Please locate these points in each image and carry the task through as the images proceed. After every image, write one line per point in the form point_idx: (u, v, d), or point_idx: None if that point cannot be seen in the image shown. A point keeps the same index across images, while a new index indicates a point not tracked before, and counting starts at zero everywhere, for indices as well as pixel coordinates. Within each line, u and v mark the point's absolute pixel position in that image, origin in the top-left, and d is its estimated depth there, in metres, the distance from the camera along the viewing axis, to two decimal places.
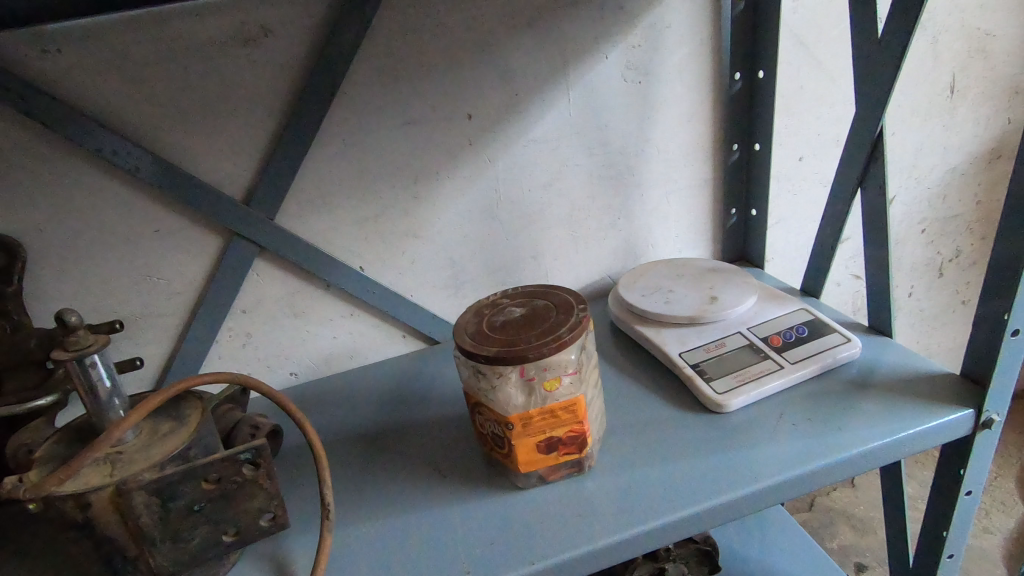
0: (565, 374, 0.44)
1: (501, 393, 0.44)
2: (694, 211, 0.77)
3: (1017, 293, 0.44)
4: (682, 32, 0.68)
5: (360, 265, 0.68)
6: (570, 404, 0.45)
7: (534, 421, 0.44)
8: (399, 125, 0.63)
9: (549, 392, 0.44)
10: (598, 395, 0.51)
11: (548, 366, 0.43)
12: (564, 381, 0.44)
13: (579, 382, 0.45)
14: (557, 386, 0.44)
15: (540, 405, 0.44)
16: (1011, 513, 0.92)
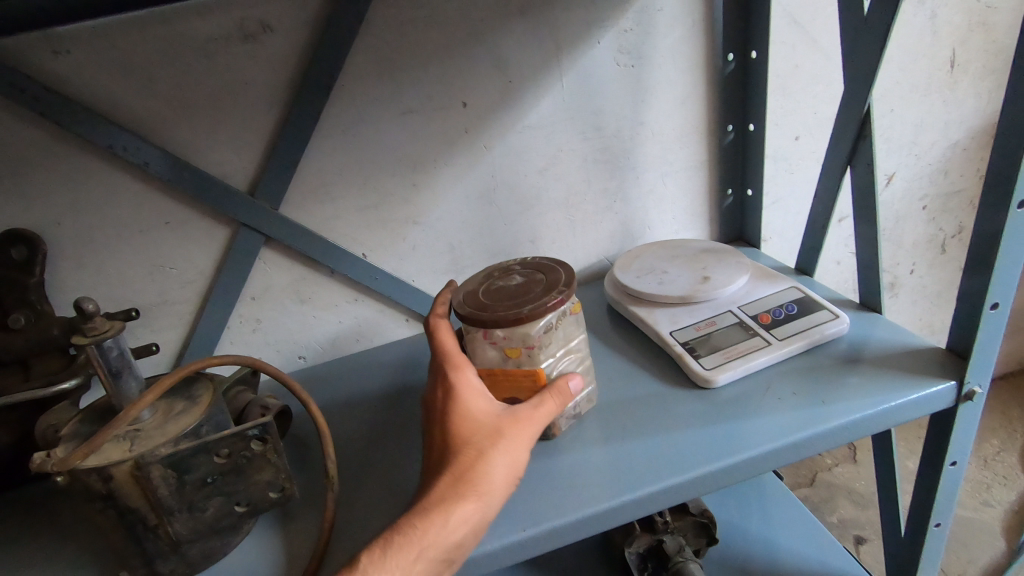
0: (527, 346, 0.45)
1: (474, 348, 0.48)
2: (690, 192, 0.78)
3: (996, 267, 0.45)
4: (674, 14, 0.68)
5: (362, 252, 0.71)
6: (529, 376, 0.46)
7: (498, 379, 0.48)
8: (397, 115, 0.65)
9: (511, 360, 0.46)
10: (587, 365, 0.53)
11: (511, 336, 0.45)
12: (528, 354, 0.46)
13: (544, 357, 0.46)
14: (519, 354, 0.46)
15: (503, 367, 0.47)
16: (1012, 486, 0.92)
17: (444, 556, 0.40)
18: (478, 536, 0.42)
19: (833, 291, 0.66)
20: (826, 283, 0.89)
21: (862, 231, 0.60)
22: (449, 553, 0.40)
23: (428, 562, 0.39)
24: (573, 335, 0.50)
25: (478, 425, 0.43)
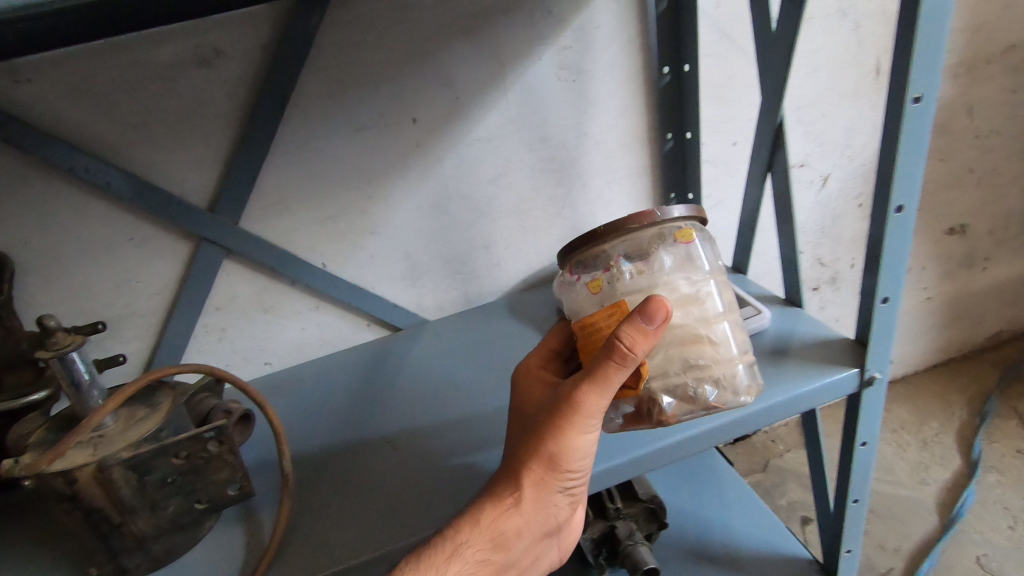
0: (607, 274, 0.40)
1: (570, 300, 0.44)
2: (635, 197, 0.83)
3: (880, 265, 0.50)
4: (610, 30, 0.72)
5: (322, 261, 0.74)
6: (609, 305, 0.40)
7: (588, 331, 0.41)
8: (349, 131, 0.68)
9: (593, 292, 0.41)
10: (729, 328, 0.41)
11: (587, 263, 0.41)
12: (607, 280, 0.40)
13: (626, 280, 0.40)
14: (600, 286, 0.40)
15: (591, 310, 0.41)
16: (948, 465, 0.98)
17: (483, 554, 0.44)
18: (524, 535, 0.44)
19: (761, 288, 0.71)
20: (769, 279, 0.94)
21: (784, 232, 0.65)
22: (495, 549, 0.45)
23: (462, 560, 0.43)
24: (695, 272, 0.41)
25: (523, 426, 0.46)
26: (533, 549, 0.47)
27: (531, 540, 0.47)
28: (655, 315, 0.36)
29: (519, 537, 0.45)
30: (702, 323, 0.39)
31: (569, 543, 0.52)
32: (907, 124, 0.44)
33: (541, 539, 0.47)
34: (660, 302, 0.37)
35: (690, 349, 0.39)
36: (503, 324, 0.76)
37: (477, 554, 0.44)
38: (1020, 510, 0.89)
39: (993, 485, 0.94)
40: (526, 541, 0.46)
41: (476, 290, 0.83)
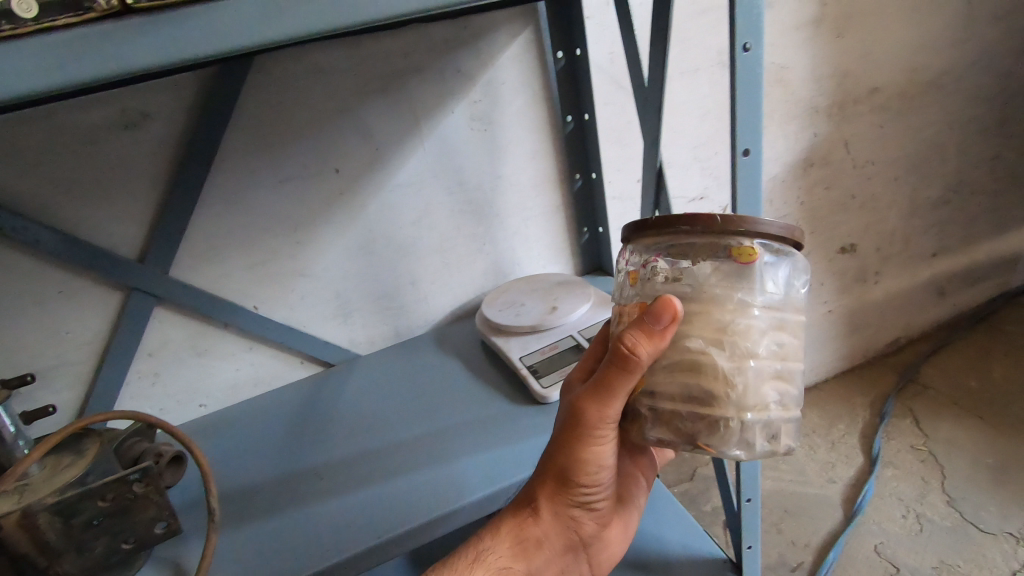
0: (645, 265, 0.40)
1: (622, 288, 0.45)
2: (551, 233, 0.90)
3: None
4: (516, 85, 0.79)
5: (253, 304, 0.78)
6: (632, 304, 0.40)
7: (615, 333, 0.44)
8: (274, 182, 0.73)
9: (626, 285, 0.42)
10: (766, 376, 0.37)
11: (634, 248, 0.42)
12: (640, 275, 0.40)
13: (652, 277, 0.39)
14: (634, 279, 0.41)
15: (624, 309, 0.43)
16: (852, 463, 1.08)
17: (504, 562, 0.53)
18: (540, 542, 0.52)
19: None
20: None
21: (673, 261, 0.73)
22: (517, 556, 0.53)
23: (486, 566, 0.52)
24: (746, 299, 0.37)
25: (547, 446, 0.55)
26: (558, 561, 0.55)
27: (554, 552, 0.55)
28: (662, 314, 0.37)
29: (540, 547, 0.54)
30: (729, 363, 0.36)
31: (600, 560, 0.58)
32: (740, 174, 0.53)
33: (565, 551, 0.55)
34: (667, 303, 0.37)
35: (702, 378, 0.37)
36: (430, 355, 0.81)
37: (499, 562, 0.52)
38: (912, 500, 0.99)
39: (889, 479, 1.04)
40: (548, 552, 0.54)
41: (406, 324, 0.88)
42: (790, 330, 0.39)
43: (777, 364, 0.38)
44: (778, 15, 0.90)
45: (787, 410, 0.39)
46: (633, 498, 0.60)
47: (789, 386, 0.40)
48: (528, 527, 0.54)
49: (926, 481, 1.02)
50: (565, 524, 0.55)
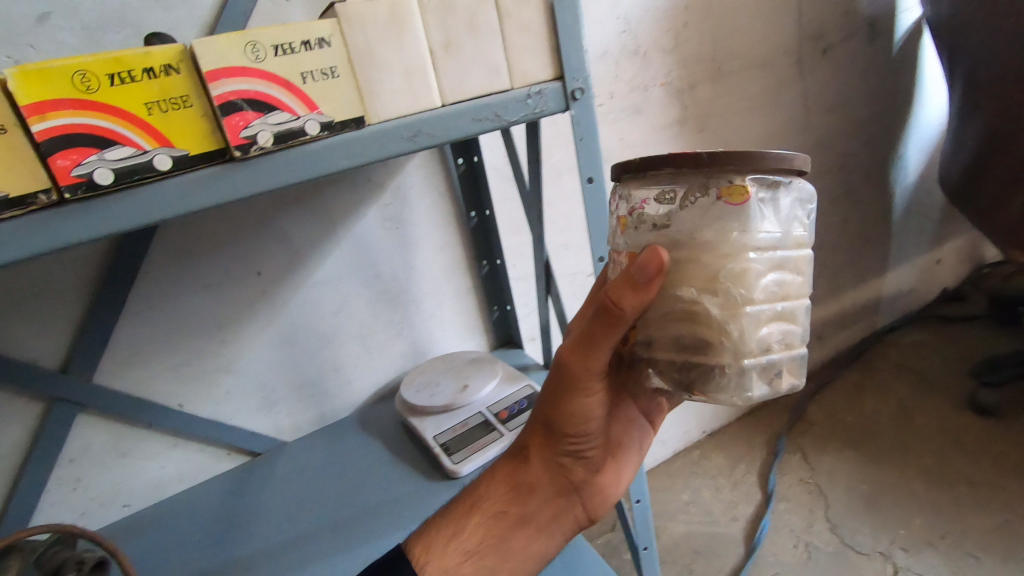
0: (639, 209, 0.44)
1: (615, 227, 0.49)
2: (463, 313, 1.01)
3: None
4: (423, 188, 0.90)
5: (178, 402, 0.82)
6: (626, 253, 0.46)
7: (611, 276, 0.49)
8: (198, 288, 0.79)
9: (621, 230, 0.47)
10: (763, 320, 0.42)
11: (627, 195, 0.46)
12: (634, 219, 0.44)
13: (640, 223, 0.44)
14: (627, 224, 0.46)
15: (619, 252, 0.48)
16: (751, 499, 1.20)
17: (499, 507, 0.61)
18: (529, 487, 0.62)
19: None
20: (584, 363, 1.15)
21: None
22: (512, 500, 0.61)
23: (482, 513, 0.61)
24: (740, 236, 0.40)
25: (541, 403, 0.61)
26: (551, 505, 0.62)
27: (548, 496, 0.62)
28: (646, 268, 0.41)
29: (533, 491, 0.62)
30: (725, 314, 0.41)
31: (597, 507, 0.63)
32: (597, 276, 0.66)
33: (558, 496, 0.62)
34: (653, 255, 0.41)
35: (699, 330, 0.42)
36: (353, 436, 0.87)
37: (494, 506, 0.61)
38: (801, 530, 1.11)
39: (782, 512, 1.16)
40: (541, 496, 0.62)
41: (330, 407, 0.94)
42: (784, 265, 0.43)
43: (776, 305, 0.43)
44: (647, 119, 1.06)
45: (785, 350, 0.45)
46: (633, 444, 0.65)
47: (791, 324, 0.44)
48: (522, 473, 0.63)
49: (813, 511, 1.14)
50: (557, 471, 0.62)
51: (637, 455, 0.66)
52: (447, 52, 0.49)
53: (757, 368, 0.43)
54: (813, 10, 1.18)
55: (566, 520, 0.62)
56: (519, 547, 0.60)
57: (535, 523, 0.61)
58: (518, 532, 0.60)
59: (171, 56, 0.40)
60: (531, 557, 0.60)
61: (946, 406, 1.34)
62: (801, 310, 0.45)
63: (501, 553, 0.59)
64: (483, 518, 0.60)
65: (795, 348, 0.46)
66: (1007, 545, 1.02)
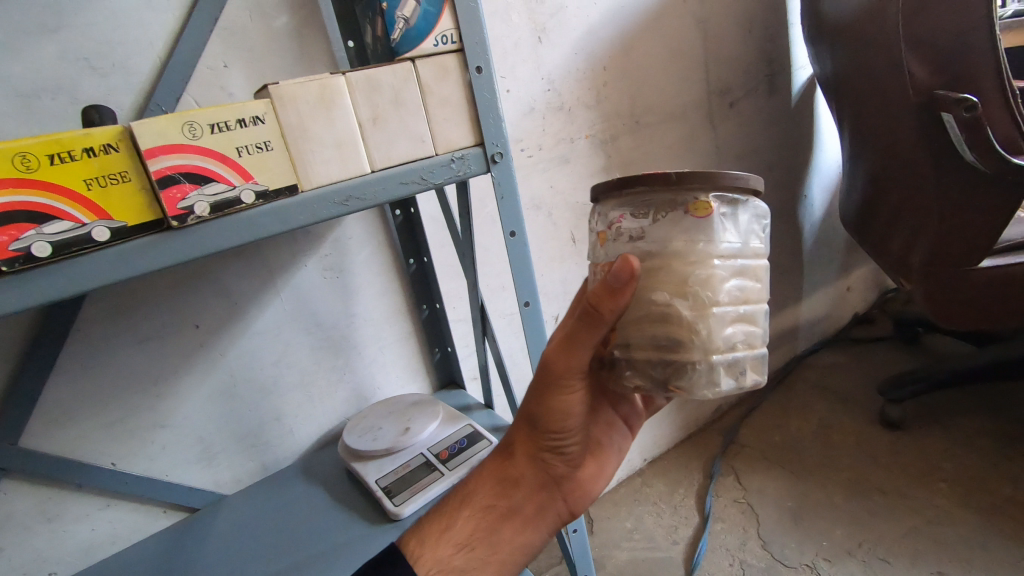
0: (617, 223, 0.50)
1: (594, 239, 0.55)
2: (405, 357, 1.04)
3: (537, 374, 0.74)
4: (362, 238, 0.93)
5: (111, 461, 0.80)
6: (604, 263, 0.52)
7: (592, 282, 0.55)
8: (133, 343, 0.78)
9: (600, 243, 0.53)
10: (728, 320, 0.48)
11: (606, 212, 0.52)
12: (613, 232, 0.51)
13: (619, 236, 0.50)
14: (607, 237, 0.52)
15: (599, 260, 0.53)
16: (690, 523, 1.25)
17: (487, 501, 0.66)
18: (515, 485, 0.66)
19: (497, 419, 0.95)
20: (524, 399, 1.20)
21: (504, 376, 0.92)
22: (500, 495, 0.66)
23: (471, 509, 0.65)
24: (706, 248, 0.46)
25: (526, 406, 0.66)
26: (535, 499, 0.66)
27: (533, 490, 0.66)
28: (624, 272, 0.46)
29: (519, 486, 0.66)
30: (696, 315, 0.46)
31: (578, 501, 0.68)
32: (524, 319, 0.71)
33: (542, 490, 0.67)
34: (626, 262, 0.46)
35: (674, 329, 0.47)
36: (296, 485, 0.87)
37: (483, 500, 0.65)
38: (735, 548, 1.17)
39: (718, 532, 1.22)
40: (527, 491, 0.66)
41: (272, 457, 0.94)
42: (744, 271, 0.49)
43: (739, 307, 0.49)
44: (574, 167, 1.14)
45: (748, 350, 0.51)
46: (609, 444, 0.71)
47: (751, 325, 0.51)
48: (508, 468, 0.67)
49: (746, 530, 1.21)
50: (541, 466, 0.67)
51: (613, 450, 0.71)
52: (375, 124, 0.54)
53: (726, 366, 0.49)
54: (719, 70, 1.31)
55: (550, 514, 0.67)
56: (506, 540, 0.64)
57: (522, 516, 0.66)
58: (506, 525, 0.65)
59: (111, 136, 0.43)
60: (518, 549, 0.64)
61: (860, 422, 1.46)
62: (759, 313, 0.52)
63: (491, 545, 0.63)
64: (473, 512, 0.65)
65: (756, 347, 0.52)
66: (915, 548, 1.11)
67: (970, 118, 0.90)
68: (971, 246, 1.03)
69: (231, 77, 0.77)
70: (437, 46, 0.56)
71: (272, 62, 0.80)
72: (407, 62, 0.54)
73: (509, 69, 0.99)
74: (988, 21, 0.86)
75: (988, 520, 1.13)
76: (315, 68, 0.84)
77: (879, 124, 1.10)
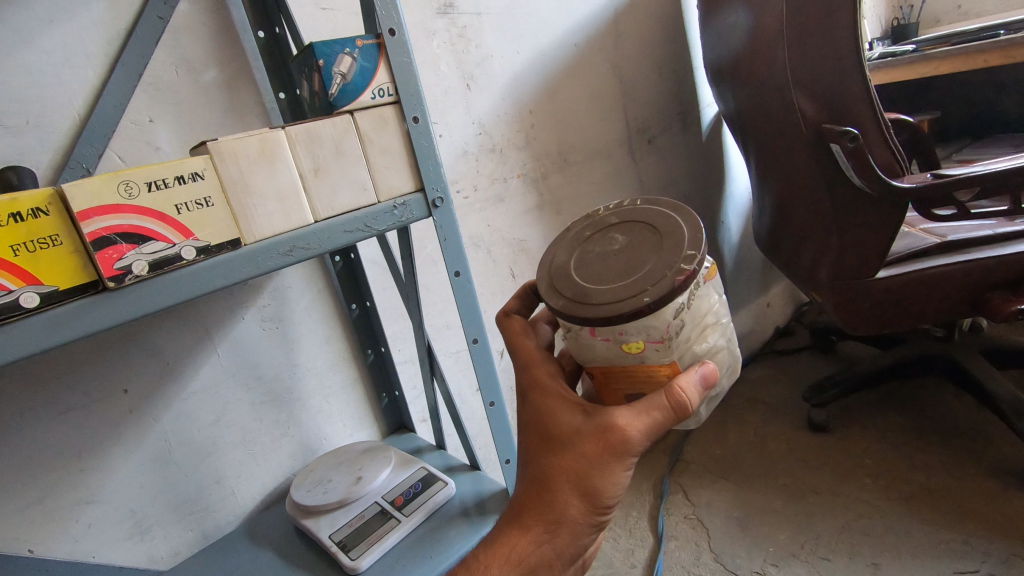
0: (649, 342, 0.50)
1: (602, 352, 0.53)
2: (352, 403, 1.03)
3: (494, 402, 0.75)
4: (302, 285, 0.92)
5: (28, 547, 0.72)
6: (657, 368, 0.53)
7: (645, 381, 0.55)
8: (54, 415, 0.72)
9: (632, 354, 0.52)
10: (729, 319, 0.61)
11: (630, 335, 0.50)
12: (644, 345, 0.51)
13: (666, 343, 0.51)
14: (638, 349, 0.51)
15: (644, 365, 0.53)
16: (645, 544, 1.28)
17: None
18: (547, 562, 0.61)
19: (450, 459, 0.95)
20: (474, 437, 1.20)
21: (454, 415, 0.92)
22: None
23: None
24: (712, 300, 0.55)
25: (557, 470, 0.60)
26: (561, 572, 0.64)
27: (562, 564, 0.63)
28: (707, 380, 0.54)
29: (551, 564, 0.62)
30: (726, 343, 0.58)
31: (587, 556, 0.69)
32: (473, 356, 0.72)
33: (570, 562, 0.64)
34: (708, 368, 0.54)
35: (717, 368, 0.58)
36: (241, 551, 0.82)
37: None
38: (691, 565, 1.20)
39: (673, 550, 1.25)
40: (557, 566, 0.63)
41: (213, 523, 0.89)
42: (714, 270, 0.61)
43: None
44: (509, 206, 1.18)
45: None
46: None
47: None
48: (539, 550, 0.61)
49: (699, 545, 1.25)
50: (573, 543, 0.62)
51: None
52: (317, 175, 0.55)
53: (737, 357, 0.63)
54: (637, 110, 1.42)
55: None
56: None
57: None
58: None
59: (40, 200, 0.41)
60: None
61: (792, 428, 1.56)
62: None
63: None
64: None
65: None
66: (851, 543, 1.18)
67: (853, 147, 1.01)
68: (867, 260, 1.15)
69: (158, 131, 0.76)
70: (374, 99, 0.58)
71: (202, 117, 0.80)
72: (346, 115, 0.56)
73: (441, 116, 1.03)
74: (858, 63, 0.99)
75: (910, 509, 1.23)
76: (246, 119, 0.84)
77: (782, 154, 1.22)
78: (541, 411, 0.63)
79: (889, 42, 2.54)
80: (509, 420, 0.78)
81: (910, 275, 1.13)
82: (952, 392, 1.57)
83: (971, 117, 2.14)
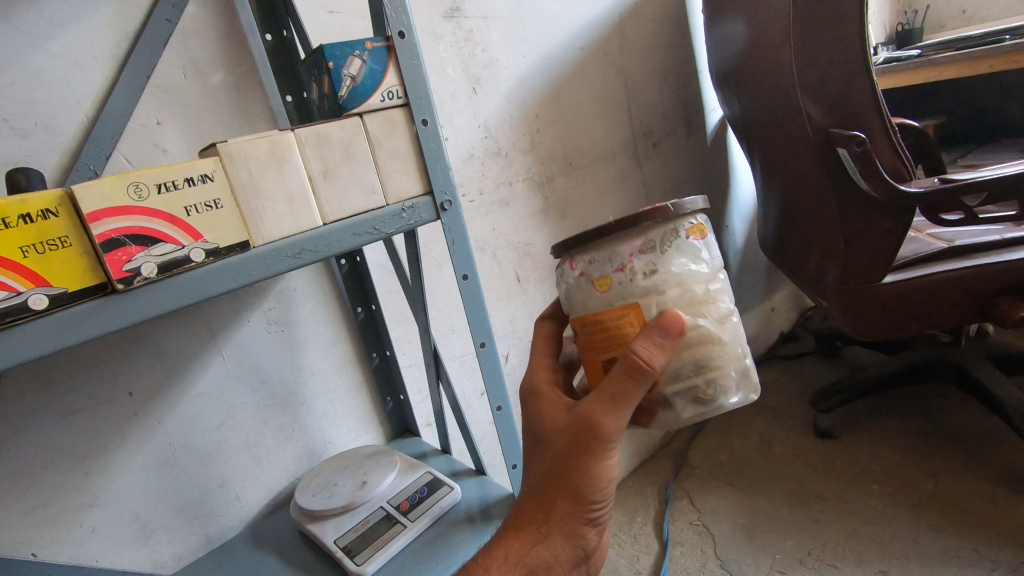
0: (614, 271, 0.53)
1: (581, 295, 0.56)
2: (357, 407, 1.02)
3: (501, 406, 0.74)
4: (307, 288, 0.92)
5: (31, 552, 0.71)
6: (620, 308, 0.53)
7: (611, 333, 0.54)
8: (58, 418, 0.71)
9: (600, 291, 0.54)
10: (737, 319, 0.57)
11: (600, 261, 0.54)
12: (611, 278, 0.53)
13: (631, 275, 0.52)
14: (606, 283, 0.54)
15: (611, 306, 0.54)
16: (650, 550, 1.27)
17: None
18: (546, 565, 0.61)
19: (456, 464, 0.94)
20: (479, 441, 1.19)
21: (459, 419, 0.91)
22: None
23: None
24: (702, 267, 0.54)
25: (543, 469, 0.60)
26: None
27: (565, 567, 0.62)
28: (666, 330, 0.50)
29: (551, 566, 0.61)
30: (722, 329, 0.54)
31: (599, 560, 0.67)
32: (481, 360, 0.71)
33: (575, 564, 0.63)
34: (673, 317, 0.50)
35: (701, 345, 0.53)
36: (245, 555, 0.82)
37: None
38: (696, 571, 1.20)
39: (678, 556, 1.24)
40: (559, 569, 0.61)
41: (217, 527, 0.88)
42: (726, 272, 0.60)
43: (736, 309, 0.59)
44: (515, 210, 1.18)
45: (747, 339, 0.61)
46: None
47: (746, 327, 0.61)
48: (535, 552, 0.60)
49: (704, 551, 1.24)
50: (574, 544, 0.61)
51: None
52: (326, 177, 0.55)
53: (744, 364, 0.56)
54: (642, 115, 1.42)
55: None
56: None
57: None
58: None
59: (49, 201, 0.41)
60: None
61: (797, 434, 1.55)
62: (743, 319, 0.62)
63: None
64: None
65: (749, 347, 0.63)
66: (857, 550, 1.17)
67: (861, 151, 1.01)
68: (874, 265, 1.14)
69: (165, 134, 0.76)
70: (383, 101, 0.58)
71: (209, 119, 0.80)
72: (355, 117, 0.56)
73: (448, 119, 1.02)
74: (865, 67, 0.98)
75: (917, 516, 1.22)
76: (253, 122, 0.84)
77: (788, 159, 1.21)
78: (530, 413, 0.65)
79: (894, 47, 2.54)
80: (517, 425, 0.77)
81: (917, 279, 1.12)
82: (959, 398, 1.56)
83: (976, 122, 2.13)
